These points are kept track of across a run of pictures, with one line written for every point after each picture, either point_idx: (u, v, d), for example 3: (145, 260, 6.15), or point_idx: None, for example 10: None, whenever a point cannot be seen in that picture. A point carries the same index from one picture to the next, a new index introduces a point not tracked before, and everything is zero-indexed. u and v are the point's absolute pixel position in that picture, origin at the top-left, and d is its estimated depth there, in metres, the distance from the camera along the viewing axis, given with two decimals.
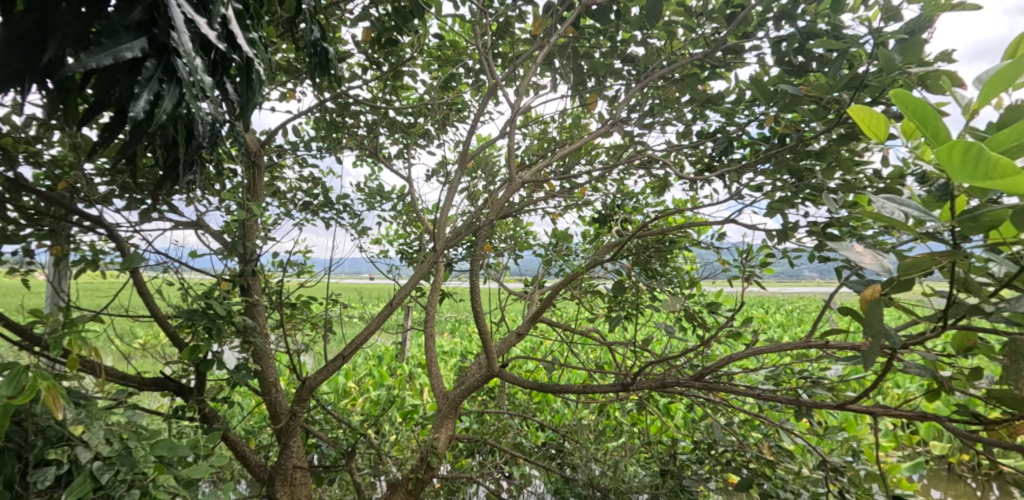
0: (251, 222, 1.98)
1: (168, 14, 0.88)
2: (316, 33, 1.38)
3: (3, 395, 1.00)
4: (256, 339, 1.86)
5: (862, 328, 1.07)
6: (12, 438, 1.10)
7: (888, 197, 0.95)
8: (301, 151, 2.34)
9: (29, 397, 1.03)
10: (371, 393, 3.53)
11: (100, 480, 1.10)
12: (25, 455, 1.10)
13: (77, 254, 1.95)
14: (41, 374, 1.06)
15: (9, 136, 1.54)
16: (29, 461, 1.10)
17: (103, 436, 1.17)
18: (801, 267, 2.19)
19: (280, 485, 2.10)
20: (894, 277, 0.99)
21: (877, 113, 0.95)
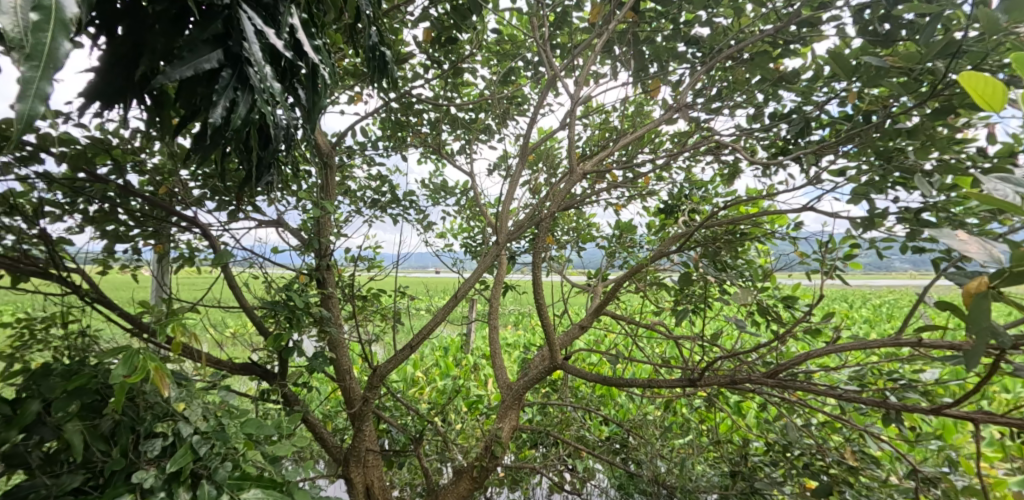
0: (324, 219, 2.12)
1: (242, 27, 0.95)
2: (377, 38, 1.44)
3: (119, 374, 1.11)
4: (329, 329, 1.98)
5: (964, 325, 0.99)
6: (125, 413, 1.22)
7: (1001, 176, 0.89)
8: (369, 151, 2.46)
9: (140, 376, 1.15)
10: (438, 382, 3.65)
11: (199, 452, 1.19)
12: (136, 428, 1.22)
13: (176, 251, 2.16)
14: (149, 356, 1.16)
15: (118, 148, 1.73)
16: (140, 433, 1.22)
17: (202, 413, 1.28)
18: (891, 259, 2.05)
19: (354, 467, 2.23)
20: (1005, 269, 0.90)
21: (992, 79, 0.85)
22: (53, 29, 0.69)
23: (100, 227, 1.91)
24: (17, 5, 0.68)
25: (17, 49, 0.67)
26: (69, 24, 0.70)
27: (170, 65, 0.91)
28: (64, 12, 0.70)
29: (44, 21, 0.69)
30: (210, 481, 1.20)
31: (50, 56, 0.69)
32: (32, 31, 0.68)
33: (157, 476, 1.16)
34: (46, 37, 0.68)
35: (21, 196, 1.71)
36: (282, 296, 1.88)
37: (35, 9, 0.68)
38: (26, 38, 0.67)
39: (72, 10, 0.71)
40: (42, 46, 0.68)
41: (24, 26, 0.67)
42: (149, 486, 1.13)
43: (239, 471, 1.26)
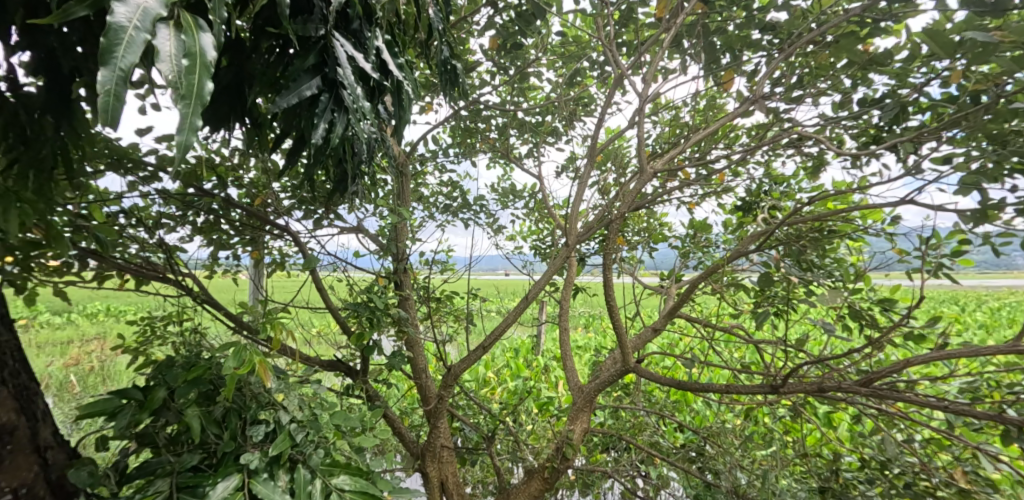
0: (400, 225, 2.23)
1: (337, 55, 1.04)
2: (448, 52, 1.51)
3: (230, 366, 1.22)
4: (407, 330, 2.08)
5: None
6: (234, 400, 1.34)
7: None
8: (440, 158, 2.55)
9: (247, 369, 1.25)
10: (510, 383, 3.70)
11: (296, 439, 1.28)
12: (243, 415, 1.33)
13: (269, 257, 2.35)
14: (255, 350, 1.27)
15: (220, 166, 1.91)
16: (246, 419, 1.33)
17: (298, 403, 1.37)
18: (1012, 256, 1.85)
19: (430, 462, 2.33)
20: None
21: None
22: (199, 72, 0.78)
23: (207, 236, 2.11)
24: (172, 52, 0.76)
25: (175, 91, 0.76)
26: (211, 67, 0.80)
27: (280, 96, 1.00)
28: (207, 57, 0.79)
29: (193, 65, 0.78)
30: (305, 466, 1.29)
31: (198, 96, 0.78)
32: (184, 74, 0.76)
33: (261, 458, 1.26)
34: (194, 79, 0.77)
35: (143, 210, 1.94)
36: (365, 298, 2.00)
37: (185, 56, 0.77)
38: (179, 80, 0.76)
39: (214, 55, 0.80)
40: (191, 87, 0.77)
41: (178, 71, 0.76)
42: (254, 467, 1.22)
43: (330, 458, 1.35)
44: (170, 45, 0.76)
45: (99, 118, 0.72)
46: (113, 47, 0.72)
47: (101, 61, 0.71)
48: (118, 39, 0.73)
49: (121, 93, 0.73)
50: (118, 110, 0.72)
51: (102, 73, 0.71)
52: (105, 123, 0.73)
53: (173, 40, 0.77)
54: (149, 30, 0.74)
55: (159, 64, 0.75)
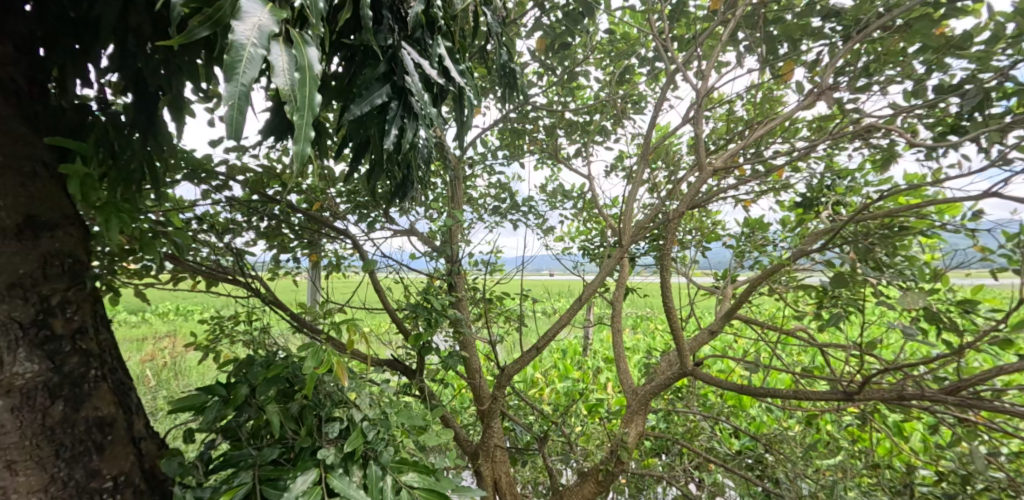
0: (453, 228, 2.28)
1: (406, 64, 1.08)
2: (506, 55, 1.52)
3: (311, 365, 1.24)
4: (463, 330, 2.12)
5: None
6: (310, 398, 1.35)
7: None
8: (489, 160, 2.58)
9: (327, 369, 1.26)
10: (557, 384, 3.68)
11: (368, 436, 1.29)
12: (318, 412, 1.35)
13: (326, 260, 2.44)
14: (334, 351, 1.28)
15: (281, 175, 2.03)
16: (321, 416, 1.35)
17: (368, 402, 1.39)
18: None
19: (483, 460, 2.37)
20: None
21: None
22: (308, 84, 0.84)
23: (269, 240, 2.22)
24: (285, 67, 0.82)
25: (290, 102, 0.81)
26: (317, 80, 0.86)
27: (354, 104, 1.04)
28: (315, 70, 0.85)
29: (303, 78, 0.84)
30: (376, 462, 1.31)
31: (309, 107, 0.84)
32: (298, 88, 0.83)
33: (336, 455, 1.27)
34: (306, 92, 0.84)
35: (214, 217, 2.07)
36: (422, 299, 2.05)
37: (296, 70, 0.84)
38: (294, 94, 0.82)
39: (320, 68, 0.86)
40: (304, 99, 0.83)
41: (292, 83, 0.82)
42: (331, 462, 1.23)
43: (398, 455, 1.37)
44: (283, 60, 0.82)
45: (226, 129, 0.76)
46: (236, 63, 0.77)
47: (227, 76, 0.76)
48: (239, 56, 0.78)
49: (243, 106, 0.78)
50: (243, 121, 0.77)
51: (226, 88, 0.76)
52: (229, 135, 0.77)
53: (285, 56, 0.83)
54: (266, 47, 0.80)
55: (276, 78, 0.80)
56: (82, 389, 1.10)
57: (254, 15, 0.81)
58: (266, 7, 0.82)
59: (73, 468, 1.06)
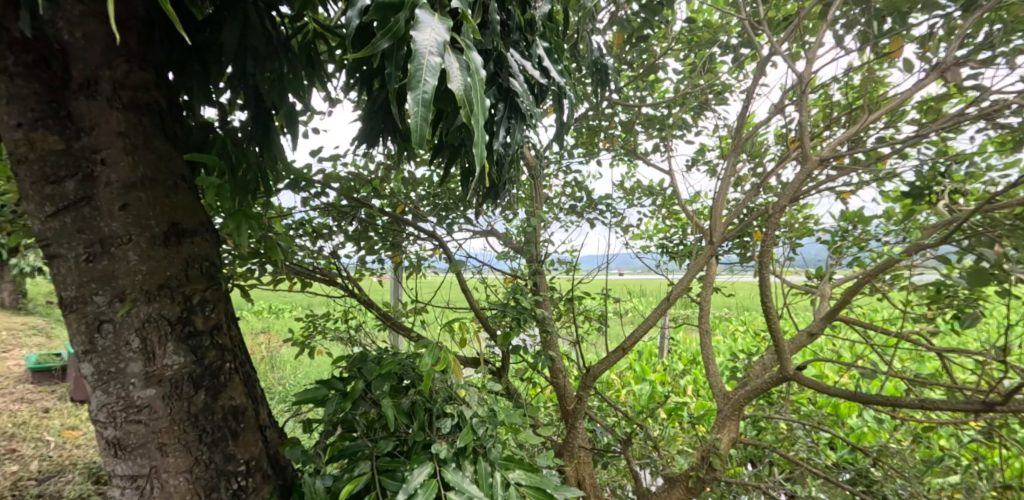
0: (535, 230, 2.31)
1: (512, 67, 1.15)
2: (598, 52, 1.62)
3: (429, 363, 1.26)
4: (550, 329, 2.13)
5: None
6: (421, 393, 1.38)
7: None
8: (565, 159, 2.56)
9: (444, 366, 1.29)
10: (634, 386, 3.60)
11: (479, 433, 1.32)
12: (430, 407, 1.38)
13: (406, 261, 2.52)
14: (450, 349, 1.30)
15: (366, 180, 2.15)
16: (433, 412, 1.38)
17: (477, 400, 1.43)
18: None
19: (568, 461, 2.36)
20: None
21: None
22: (478, 87, 0.87)
23: (357, 243, 2.32)
24: (459, 72, 0.85)
25: (465, 106, 0.83)
26: (484, 83, 0.88)
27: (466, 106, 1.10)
28: (482, 74, 0.88)
29: (473, 82, 0.86)
30: (485, 459, 1.35)
31: (480, 109, 0.86)
32: (470, 91, 0.85)
33: (448, 449, 1.30)
34: (476, 95, 0.86)
35: (310, 222, 2.20)
36: (511, 298, 2.07)
37: (466, 75, 0.86)
38: (468, 96, 0.84)
39: (486, 72, 0.88)
40: (476, 101, 0.85)
41: (465, 87, 0.84)
42: (444, 456, 1.26)
43: (503, 452, 1.39)
44: (457, 66, 0.84)
45: (413, 137, 0.77)
46: (419, 72, 0.79)
47: (412, 86, 0.78)
48: (420, 65, 0.80)
49: (425, 114, 0.79)
50: (427, 129, 0.79)
51: (411, 97, 0.78)
52: (414, 143, 0.78)
53: (457, 61, 0.85)
54: (441, 54, 0.82)
55: (451, 83, 0.83)
56: (218, 380, 1.20)
57: (428, 25, 0.84)
58: (435, 17, 0.85)
59: (212, 451, 1.18)
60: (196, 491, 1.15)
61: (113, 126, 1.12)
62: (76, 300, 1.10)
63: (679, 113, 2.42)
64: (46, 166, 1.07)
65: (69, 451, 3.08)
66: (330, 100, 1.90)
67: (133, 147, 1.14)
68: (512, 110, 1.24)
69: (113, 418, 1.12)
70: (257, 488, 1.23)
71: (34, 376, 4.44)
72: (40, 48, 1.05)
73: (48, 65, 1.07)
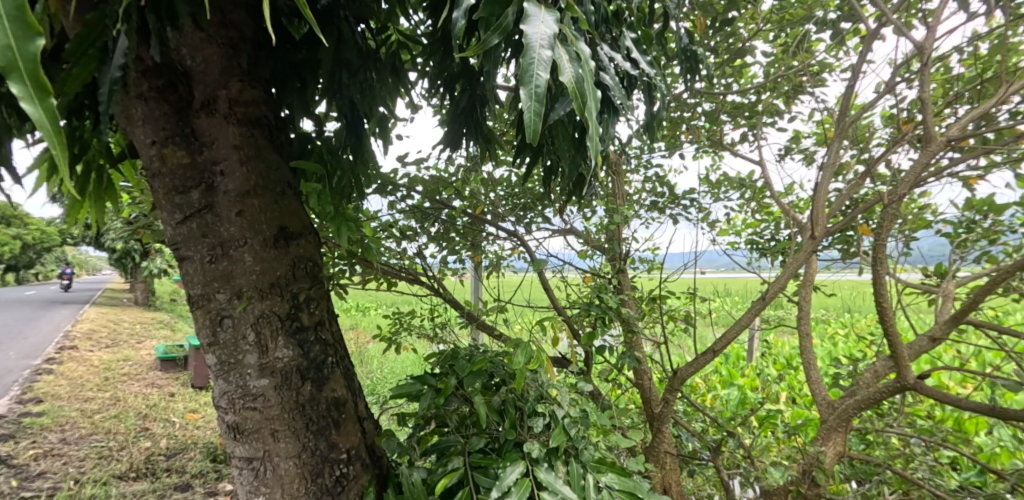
0: (616, 229, 2.27)
1: (602, 60, 1.11)
2: (687, 38, 1.56)
3: (522, 362, 1.27)
4: (635, 329, 2.08)
5: None
6: (510, 392, 1.39)
7: None
8: (645, 154, 2.48)
9: (536, 365, 1.30)
10: (721, 391, 3.37)
11: (570, 434, 1.31)
12: (520, 405, 1.39)
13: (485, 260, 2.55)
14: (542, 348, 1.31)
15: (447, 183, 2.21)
16: (524, 410, 1.39)
17: (568, 400, 1.42)
18: None
19: (653, 467, 2.29)
20: None
21: None
22: (587, 78, 0.87)
23: (440, 244, 2.38)
24: (569, 64, 0.85)
25: (577, 98, 0.84)
26: (592, 74, 0.89)
27: (558, 104, 1.07)
28: (591, 65, 0.88)
29: (583, 73, 0.87)
30: (576, 460, 1.34)
31: (590, 99, 0.86)
32: (579, 82, 0.85)
33: (539, 449, 1.30)
34: (585, 85, 0.86)
35: (396, 224, 2.28)
36: (594, 297, 2.04)
37: (575, 66, 0.86)
38: (578, 88, 0.85)
39: (594, 63, 0.88)
40: (585, 92, 0.86)
41: (576, 78, 0.85)
42: (536, 455, 1.26)
43: (595, 455, 1.37)
44: (567, 58, 0.85)
45: (526, 131, 0.78)
46: (531, 66, 0.80)
47: (524, 80, 0.79)
48: (531, 59, 0.81)
49: (538, 108, 0.80)
50: (541, 122, 0.79)
51: (524, 92, 0.79)
52: (527, 138, 0.79)
53: (567, 56, 0.85)
54: (551, 47, 0.82)
55: (563, 76, 0.83)
56: (321, 373, 1.28)
57: (537, 18, 0.84)
58: (544, 10, 0.84)
59: (318, 439, 1.25)
60: (304, 475, 1.23)
61: (230, 140, 1.22)
62: (201, 297, 1.22)
63: (768, 99, 2.26)
64: (176, 179, 1.18)
65: (190, 431, 3.41)
66: (413, 106, 1.97)
67: (247, 158, 1.24)
68: (604, 104, 1.23)
69: (232, 404, 1.22)
70: (357, 476, 1.30)
71: (163, 364, 4.98)
72: (169, 73, 1.16)
73: (176, 89, 1.17)
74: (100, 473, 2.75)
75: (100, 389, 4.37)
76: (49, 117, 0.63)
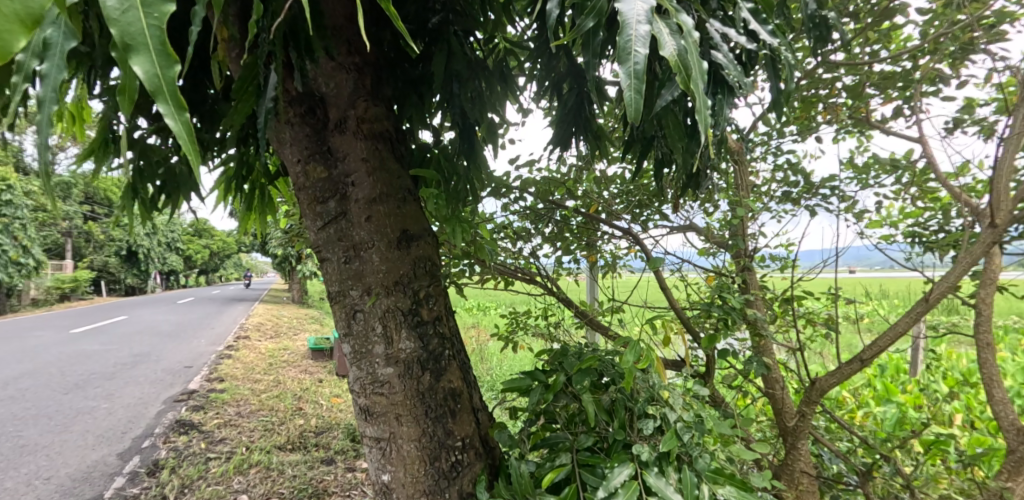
0: (741, 223, 2.12)
1: (712, 38, 1.05)
2: (816, 4, 1.42)
3: (630, 360, 1.25)
4: (764, 333, 1.93)
5: None
6: (621, 392, 1.38)
7: None
8: (774, 139, 2.29)
9: (646, 364, 1.27)
10: (874, 408, 2.96)
11: (684, 439, 1.26)
12: (631, 406, 1.36)
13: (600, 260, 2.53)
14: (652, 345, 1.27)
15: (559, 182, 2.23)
16: (635, 412, 1.36)
17: (682, 404, 1.36)
18: None
19: (787, 485, 2.11)
20: None
21: None
22: (692, 49, 0.84)
23: (553, 244, 2.40)
24: (670, 37, 0.83)
25: (681, 71, 0.82)
26: (697, 45, 0.85)
27: (664, 89, 1.04)
28: (695, 34, 0.85)
29: (687, 45, 0.84)
30: (691, 468, 1.28)
31: (695, 71, 0.83)
32: (683, 52, 0.83)
33: (650, 452, 1.27)
34: (688, 57, 0.83)
35: (510, 225, 2.35)
36: (716, 298, 1.93)
37: (677, 39, 0.84)
38: (681, 61, 0.82)
39: (699, 33, 0.85)
40: (689, 65, 0.83)
41: (679, 52, 0.83)
42: (646, 458, 1.23)
43: (713, 464, 1.30)
44: (668, 31, 0.83)
45: (628, 111, 0.77)
46: (629, 43, 0.79)
47: (623, 59, 0.78)
48: (629, 37, 0.80)
49: (639, 85, 0.79)
50: (643, 100, 0.78)
51: (623, 70, 0.79)
52: (630, 117, 0.78)
53: (670, 35, 0.83)
54: (649, 21, 0.80)
55: (664, 50, 0.82)
56: (439, 365, 1.37)
57: None
58: None
59: (436, 425, 1.34)
60: (424, 458, 1.33)
61: (358, 153, 1.34)
62: (338, 293, 1.36)
63: (928, 63, 1.95)
64: (316, 191, 1.34)
65: (335, 413, 3.81)
66: (522, 110, 2.02)
67: (373, 169, 1.36)
68: (717, 84, 1.16)
69: (364, 389, 1.35)
70: (471, 463, 1.37)
71: (315, 354, 5.60)
72: (308, 100, 1.32)
73: (314, 113, 1.33)
74: (265, 443, 3.18)
75: (266, 373, 5.04)
76: (188, 132, 0.70)
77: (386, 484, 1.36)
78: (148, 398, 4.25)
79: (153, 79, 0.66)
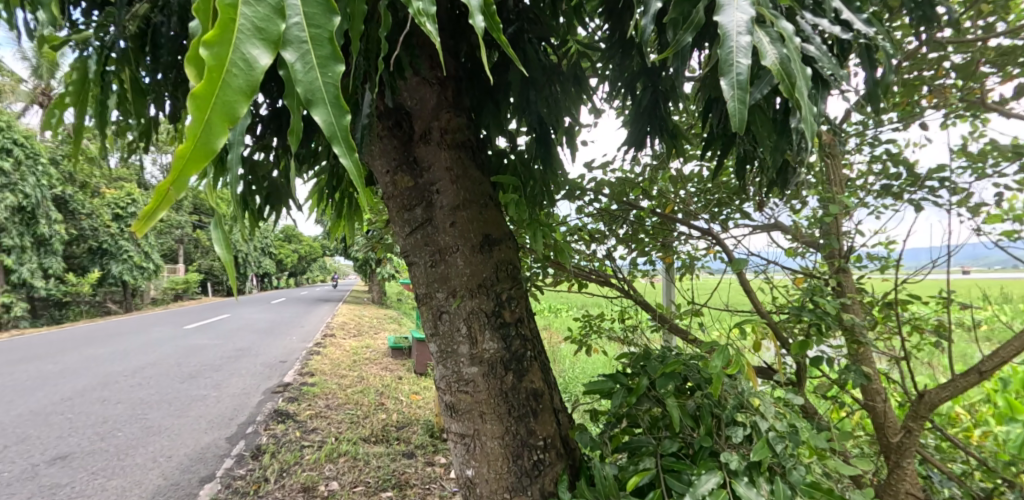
0: (834, 220, 1.99)
1: (805, 29, 1.00)
2: None
3: (719, 366, 1.22)
4: (862, 339, 1.80)
5: None
6: (706, 397, 1.34)
7: None
8: (871, 129, 2.13)
9: (734, 370, 1.22)
10: (994, 426, 2.67)
11: (776, 449, 1.21)
12: (717, 412, 1.32)
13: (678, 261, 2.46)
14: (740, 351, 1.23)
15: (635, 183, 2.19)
16: (721, 418, 1.32)
17: (773, 411, 1.30)
18: None
19: None
20: None
21: None
22: (795, 55, 0.83)
23: (629, 246, 2.37)
24: (771, 45, 0.82)
25: (784, 79, 0.81)
26: (798, 51, 0.84)
27: (754, 88, 1.00)
28: (796, 40, 0.83)
29: (790, 52, 0.83)
30: (784, 479, 1.23)
31: (798, 78, 0.82)
32: (786, 60, 0.82)
33: (740, 462, 1.22)
34: (791, 64, 0.82)
35: (585, 228, 2.34)
36: (808, 301, 1.83)
37: (779, 47, 0.83)
38: (783, 69, 0.82)
39: (799, 37, 0.84)
40: (790, 71, 0.82)
41: (781, 59, 0.82)
42: (735, 467, 1.19)
43: (808, 477, 1.24)
44: (769, 39, 0.82)
45: (732, 122, 0.77)
46: (731, 56, 0.78)
47: (725, 72, 0.78)
48: (729, 49, 0.78)
49: (742, 96, 0.78)
50: (747, 111, 0.77)
51: (725, 83, 0.78)
52: (734, 128, 0.78)
53: (771, 43, 0.82)
54: (751, 31, 0.79)
55: (766, 60, 0.81)
56: (522, 365, 1.39)
57: (731, 5, 0.80)
58: None
59: (519, 424, 1.37)
60: (507, 456, 1.36)
61: (442, 162, 1.40)
62: (425, 295, 1.43)
63: None
64: (404, 199, 1.41)
65: (414, 409, 3.96)
66: (597, 112, 2.01)
67: (456, 177, 1.41)
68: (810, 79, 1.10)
69: (449, 387, 1.40)
70: (553, 463, 1.38)
71: (394, 352, 5.85)
72: (396, 114, 1.40)
73: (401, 126, 1.41)
74: (351, 435, 3.36)
75: (351, 369, 5.33)
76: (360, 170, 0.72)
77: (470, 479, 1.40)
78: (249, 389, 4.63)
79: (331, 127, 0.68)
